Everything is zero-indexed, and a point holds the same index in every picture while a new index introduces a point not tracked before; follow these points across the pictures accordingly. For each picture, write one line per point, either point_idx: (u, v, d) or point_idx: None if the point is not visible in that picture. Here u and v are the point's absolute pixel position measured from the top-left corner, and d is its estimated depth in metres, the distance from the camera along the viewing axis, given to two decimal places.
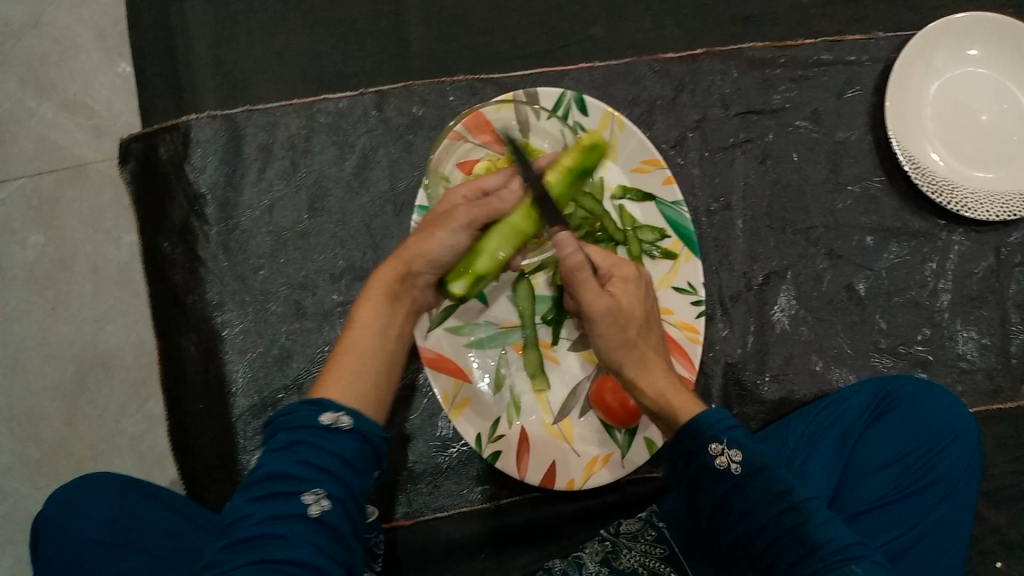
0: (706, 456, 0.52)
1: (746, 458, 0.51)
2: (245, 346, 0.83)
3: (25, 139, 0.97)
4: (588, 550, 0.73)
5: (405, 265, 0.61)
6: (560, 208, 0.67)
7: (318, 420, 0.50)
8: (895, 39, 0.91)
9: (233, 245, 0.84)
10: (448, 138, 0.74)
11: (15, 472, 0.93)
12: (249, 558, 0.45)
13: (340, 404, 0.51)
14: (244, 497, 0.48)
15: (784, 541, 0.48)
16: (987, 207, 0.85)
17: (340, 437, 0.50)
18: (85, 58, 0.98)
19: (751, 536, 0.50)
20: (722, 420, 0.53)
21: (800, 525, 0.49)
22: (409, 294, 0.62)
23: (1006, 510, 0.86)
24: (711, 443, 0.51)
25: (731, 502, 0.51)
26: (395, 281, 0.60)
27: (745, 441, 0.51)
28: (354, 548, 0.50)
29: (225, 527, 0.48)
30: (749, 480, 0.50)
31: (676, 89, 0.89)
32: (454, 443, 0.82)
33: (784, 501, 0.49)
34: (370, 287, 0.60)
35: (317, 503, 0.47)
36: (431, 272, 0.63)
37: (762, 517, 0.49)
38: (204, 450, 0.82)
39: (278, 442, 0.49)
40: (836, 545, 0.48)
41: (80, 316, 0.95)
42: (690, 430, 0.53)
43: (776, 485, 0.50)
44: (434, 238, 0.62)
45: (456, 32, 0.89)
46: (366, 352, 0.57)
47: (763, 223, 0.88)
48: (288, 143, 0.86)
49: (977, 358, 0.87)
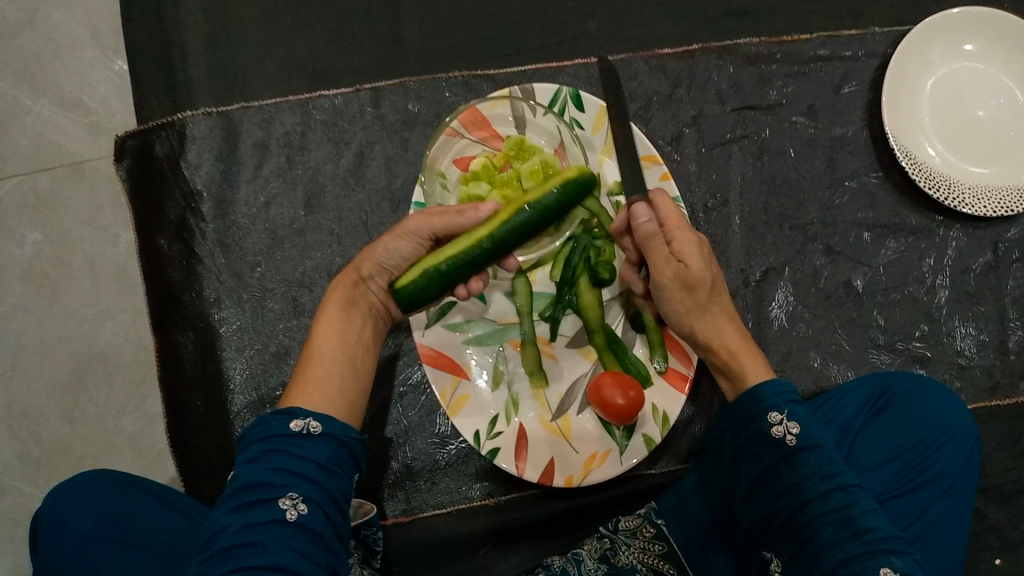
0: (765, 423, 0.56)
1: (803, 434, 0.55)
2: (242, 342, 0.83)
3: (20, 137, 0.97)
4: (586, 546, 0.74)
5: (357, 269, 0.65)
6: (506, 236, 0.61)
7: (288, 428, 0.53)
8: (891, 34, 0.91)
9: (229, 242, 0.84)
10: (444, 134, 0.74)
11: (12, 471, 0.92)
12: (229, 567, 0.48)
13: (309, 412, 0.54)
14: (223, 510, 0.51)
15: (827, 519, 0.52)
16: (984, 203, 0.86)
17: (311, 442, 0.53)
18: (79, 55, 0.97)
19: (794, 509, 0.54)
20: (785, 393, 0.57)
21: (845, 506, 0.52)
22: (367, 300, 0.66)
23: (1003, 505, 0.86)
24: (771, 412, 0.56)
25: (781, 472, 0.55)
26: (348, 288, 0.65)
27: (804, 417, 0.56)
28: (337, 548, 0.52)
29: (206, 540, 0.51)
30: (801, 455, 0.55)
31: (672, 85, 0.88)
32: (452, 440, 0.81)
33: (834, 481, 0.53)
34: (329, 294, 0.65)
35: (294, 508, 0.50)
36: (384, 276, 0.66)
37: (808, 493, 0.54)
38: (202, 448, 0.81)
39: (250, 455, 0.53)
40: (878, 533, 0.51)
41: (78, 314, 0.95)
42: (755, 397, 0.57)
43: (829, 466, 0.54)
44: (381, 244, 0.65)
45: (451, 29, 0.89)
46: (330, 359, 0.61)
47: (761, 219, 0.88)
48: (284, 139, 0.85)
49: (975, 354, 0.87)
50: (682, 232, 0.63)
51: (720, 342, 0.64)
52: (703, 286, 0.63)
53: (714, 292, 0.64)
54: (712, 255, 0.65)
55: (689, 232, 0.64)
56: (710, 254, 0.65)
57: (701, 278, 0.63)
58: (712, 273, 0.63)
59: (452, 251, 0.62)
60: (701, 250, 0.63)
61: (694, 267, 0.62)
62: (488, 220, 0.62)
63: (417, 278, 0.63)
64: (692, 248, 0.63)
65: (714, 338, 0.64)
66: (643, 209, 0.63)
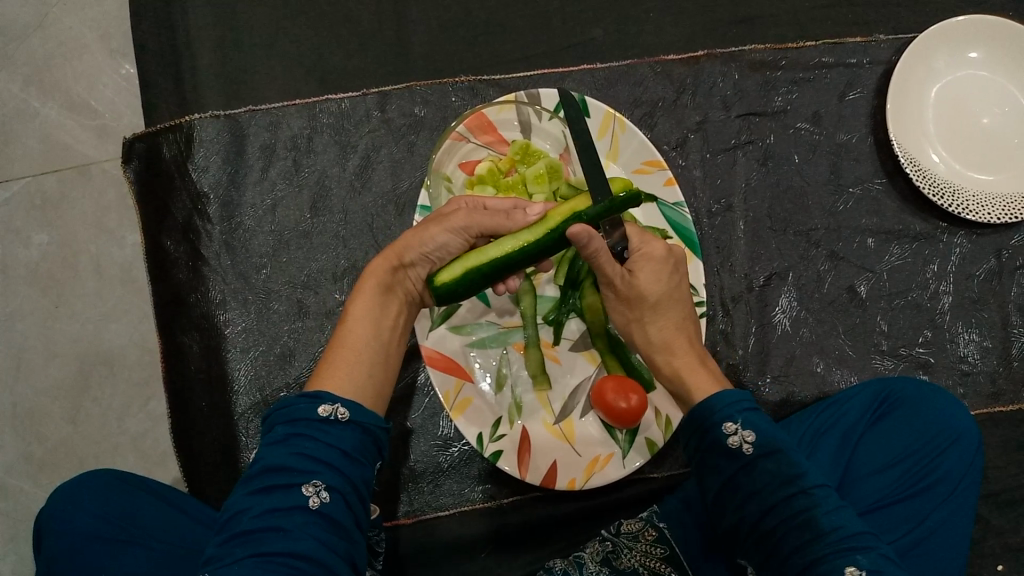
0: (720, 434, 0.55)
1: (759, 440, 0.54)
2: (247, 344, 0.83)
3: (29, 139, 0.97)
4: (589, 549, 0.74)
5: (399, 255, 0.63)
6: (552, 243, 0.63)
7: (316, 413, 0.52)
8: (895, 42, 0.91)
9: (235, 243, 0.85)
10: (450, 138, 0.75)
11: (16, 471, 0.93)
12: (249, 551, 0.48)
13: (337, 397, 0.54)
14: (244, 491, 0.51)
15: (791, 524, 0.52)
16: (988, 210, 0.86)
17: (337, 429, 0.53)
18: (88, 59, 0.98)
19: (756, 517, 0.53)
20: (738, 401, 0.56)
21: (808, 509, 0.52)
22: (404, 286, 0.65)
23: (1007, 512, 0.86)
24: (725, 423, 0.55)
25: (741, 480, 0.54)
26: (387, 273, 0.63)
27: (758, 423, 0.55)
28: (356, 538, 0.52)
29: (226, 521, 0.50)
30: (759, 462, 0.54)
31: (677, 91, 0.89)
32: (455, 443, 0.82)
33: (794, 485, 0.53)
34: (366, 276, 0.63)
35: (316, 495, 0.50)
36: (426, 266, 0.65)
37: (770, 499, 0.53)
38: (206, 448, 0.82)
39: (276, 436, 0.53)
40: (842, 533, 0.51)
41: (83, 315, 0.95)
42: (706, 410, 0.56)
43: (788, 470, 0.53)
44: (427, 233, 0.65)
45: (458, 33, 0.89)
46: (362, 345, 0.60)
47: (765, 224, 0.88)
48: (291, 142, 0.86)
49: (978, 360, 0.87)
50: (639, 245, 0.65)
51: (668, 359, 0.64)
52: (649, 301, 0.64)
53: (666, 309, 0.65)
54: (673, 271, 0.65)
55: (647, 247, 0.65)
56: (669, 268, 0.65)
57: (645, 293, 0.64)
58: (661, 290, 0.64)
59: (495, 252, 0.64)
60: (654, 265, 0.64)
61: (639, 280, 0.63)
62: (535, 224, 0.64)
63: (455, 273, 0.64)
64: (643, 263, 0.64)
65: (662, 353, 0.64)
66: (583, 230, 0.60)
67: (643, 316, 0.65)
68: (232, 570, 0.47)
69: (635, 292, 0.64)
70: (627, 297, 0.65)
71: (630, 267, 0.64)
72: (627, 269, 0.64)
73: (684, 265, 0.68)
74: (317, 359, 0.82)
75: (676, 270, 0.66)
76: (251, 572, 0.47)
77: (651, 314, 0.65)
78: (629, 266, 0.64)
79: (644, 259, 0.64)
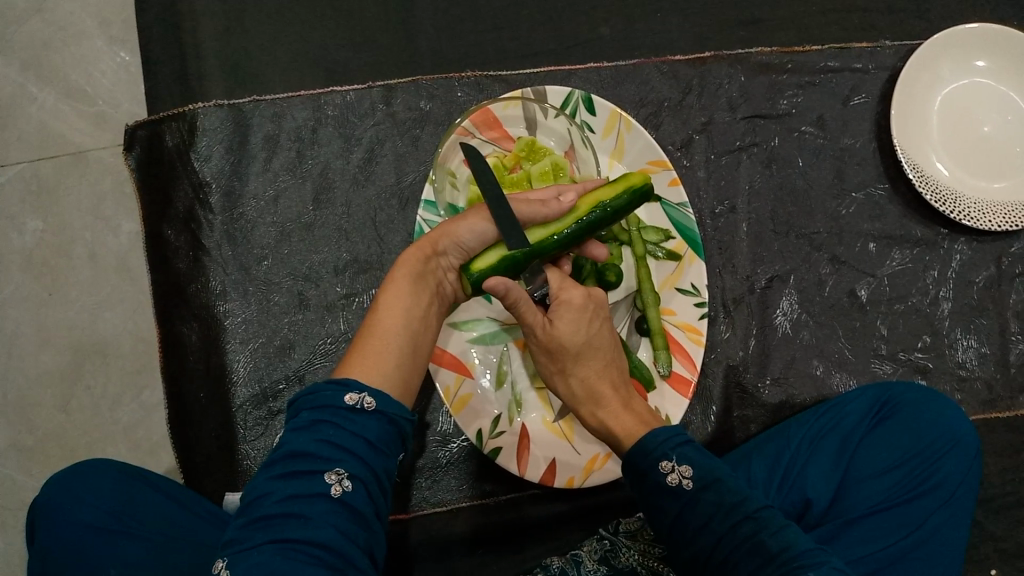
0: (659, 475, 0.56)
1: (697, 474, 0.55)
2: (247, 335, 0.82)
3: (26, 124, 0.96)
4: (586, 548, 0.73)
5: (432, 244, 0.65)
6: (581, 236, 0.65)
7: (342, 401, 0.52)
8: (900, 48, 0.91)
9: (237, 234, 0.84)
10: (455, 134, 0.74)
11: (7, 459, 0.92)
12: (268, 536, 0.47)
13: (364, 386, 0.53)
14: (266, 476, 0.51)
15: (740, 552, 0.52)
16: (990, 217, 0.86)
17: (362, 418, 0.52)
18: (88, 45, 0.97)
19: (708, 551, 0.54)
20: (670, 438, 0.57)
21: (754, 535, 0.52)
22: (436, 276, 0.66)
23: (1003, 518, 0.86)
24: (661, 462, 0.56)
25: (685, 518, 0.55)
26: (421, 261, 0.64)
27: (694, 458, 0.56)
28: (376, 528, 0.52)
29: (247, 505, 0.50)
30: (700, 495, 0.55)
31: (683, 91, 0.89)
32: (454, 439, 0.81)
33: (738, 512, 0.54)
34: (398, 264, 0.64)
35: (339, 484, 0.49)
36: (458, 256, 0.66)
37: (718, 529, 0.53)
38: (203, 439, 0.81)
39: (300, 422, 0.52)
40: (791, 553, 0.51)
41: (78, 303, 0.94)
42: (642, 451, 0.57)
43: (730, 497, 0.54)
44: (460, 222, 0.66)
45: (464, 28, 0.89)
46: (391, 333, 0.59)
47: (767, 227, 0.88)
48: (295, 133, 0.85)
49: (976, 367, 0.87)
50: (559, 292, 0.66)
51: (592, 410, 0.65)
52: (570, 351, 0.65)
53: (586, 359, 0.66)
54: (592, 317, 0.66)
55: (566, 293, 0.66)
56: (588, 317, 0.66)
57: (566, 343, 0.65)
58: (580, 339, 0.65)
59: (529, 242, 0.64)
60: (573, 312, 0.65)
61: (557, 329, 0.65)
62: (567, 214, 0.65)
63: (489, 262, 0.64)
64: (563, 310, 0.65)
65: (586, 404, 0.66)
66: (499, 281, 0.61)
67: (564, 365, 0.66)
68: (251, 557, 0.47)
69: (554, 342, 0.65)
70: (548, 347, 0.66)
71: (552, 318, 0.65)
72: (549, 319, 0.65)
73: (605, 308, 0.69)
74: (318, 352, 0.82)
75: (598, 319, 0.67)
76: (270, 559, 0.46)
77: (573, 365, 0.66)
78: (552, 318, 0.65)
79: (565, 308, 0.65)
